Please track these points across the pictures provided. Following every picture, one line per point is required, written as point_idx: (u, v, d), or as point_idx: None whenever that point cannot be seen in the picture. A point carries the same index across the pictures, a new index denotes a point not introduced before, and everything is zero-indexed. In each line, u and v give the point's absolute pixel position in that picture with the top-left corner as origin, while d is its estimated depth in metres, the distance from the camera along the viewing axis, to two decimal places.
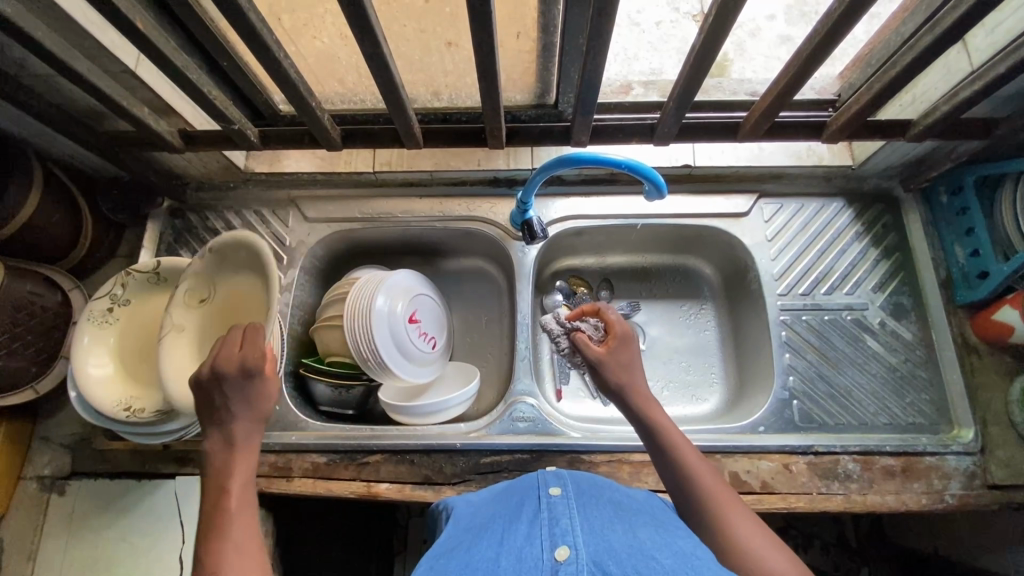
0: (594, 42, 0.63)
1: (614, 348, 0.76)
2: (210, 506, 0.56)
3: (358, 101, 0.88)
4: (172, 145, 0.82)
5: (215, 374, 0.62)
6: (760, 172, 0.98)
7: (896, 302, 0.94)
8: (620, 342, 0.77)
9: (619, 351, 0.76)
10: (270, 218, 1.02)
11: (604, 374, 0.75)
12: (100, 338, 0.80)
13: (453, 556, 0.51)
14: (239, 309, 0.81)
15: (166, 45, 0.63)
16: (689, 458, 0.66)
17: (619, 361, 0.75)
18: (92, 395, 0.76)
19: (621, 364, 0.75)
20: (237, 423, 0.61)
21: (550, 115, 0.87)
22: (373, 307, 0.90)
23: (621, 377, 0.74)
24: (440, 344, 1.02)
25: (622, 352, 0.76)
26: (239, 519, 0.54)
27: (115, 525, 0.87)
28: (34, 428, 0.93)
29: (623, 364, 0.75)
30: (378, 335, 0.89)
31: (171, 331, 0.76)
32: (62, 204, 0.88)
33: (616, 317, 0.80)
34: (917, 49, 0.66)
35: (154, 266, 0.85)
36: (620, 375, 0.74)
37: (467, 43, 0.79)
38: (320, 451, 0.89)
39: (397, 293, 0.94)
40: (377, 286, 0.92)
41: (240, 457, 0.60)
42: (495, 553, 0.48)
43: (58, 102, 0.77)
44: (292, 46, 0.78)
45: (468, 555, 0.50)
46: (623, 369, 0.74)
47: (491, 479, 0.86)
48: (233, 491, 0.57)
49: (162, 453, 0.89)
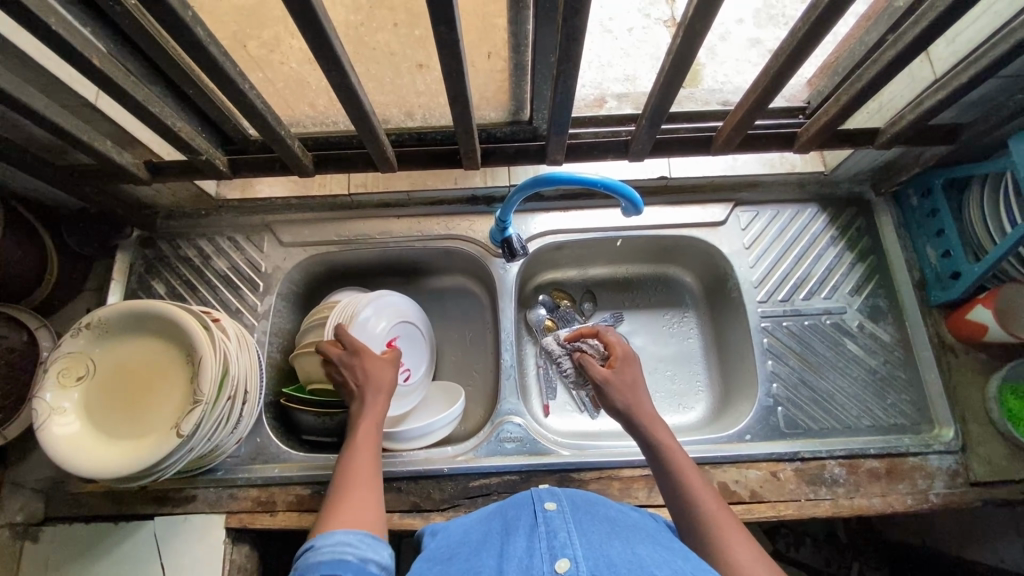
0: (565, 63, 0.63)
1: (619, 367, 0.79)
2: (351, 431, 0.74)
3: (330, 124, 0.87)
4: (138, 176, 0.80)
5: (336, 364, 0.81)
6: (735, 181, 0.99)
7: (872, 304, 0.96)
8: (624, 361, 0.80)
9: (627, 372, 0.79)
10: (245, 244, 1.00)
11: (611, 391, 0.76)
12: (59, 404, 0.73)
13: (451, 566, 0.52)
14: (126, 374, 0.77)
15: (127, 81, 0.62)
16: (686, 472, 0.67)
17: (623, 380, 0.77)
18: (65, 464, 0.70)
19: (625, 384, 0.77)
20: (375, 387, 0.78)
21: (526, 132, 0.86)
22: (355, 318, 0.89)
23: (626, 397, 0.75)
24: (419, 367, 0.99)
25: (626, 371, 0.78)
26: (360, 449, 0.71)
27: (93, 569, 0.84)
28: (4, 473, 0.89)
29: (631, 383, 0.77)
30: None
31: (52, 416, 0.72)
32: (23, 241, 0.85)
33: (616, 338, 0.84)
34: (880, 62, 0.67)
35: (92, 317, 0.76)
36: (626, 395, 0.76)
37: (439, 65, 0.78)
38: (305, 482, 0.87)
39: (386, 312, 0.94)
40: (367, 300, 0.92)
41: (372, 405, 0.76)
42: (497, 562, 0.50)
43: (16, 138, 0.74)
44: (260, 73, 0.77)
45: (467, 565, 0.51)
46: (628, 387, 0.77)
47: (481, 503, 0.85)
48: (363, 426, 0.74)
49: (140, 493, 0.87)
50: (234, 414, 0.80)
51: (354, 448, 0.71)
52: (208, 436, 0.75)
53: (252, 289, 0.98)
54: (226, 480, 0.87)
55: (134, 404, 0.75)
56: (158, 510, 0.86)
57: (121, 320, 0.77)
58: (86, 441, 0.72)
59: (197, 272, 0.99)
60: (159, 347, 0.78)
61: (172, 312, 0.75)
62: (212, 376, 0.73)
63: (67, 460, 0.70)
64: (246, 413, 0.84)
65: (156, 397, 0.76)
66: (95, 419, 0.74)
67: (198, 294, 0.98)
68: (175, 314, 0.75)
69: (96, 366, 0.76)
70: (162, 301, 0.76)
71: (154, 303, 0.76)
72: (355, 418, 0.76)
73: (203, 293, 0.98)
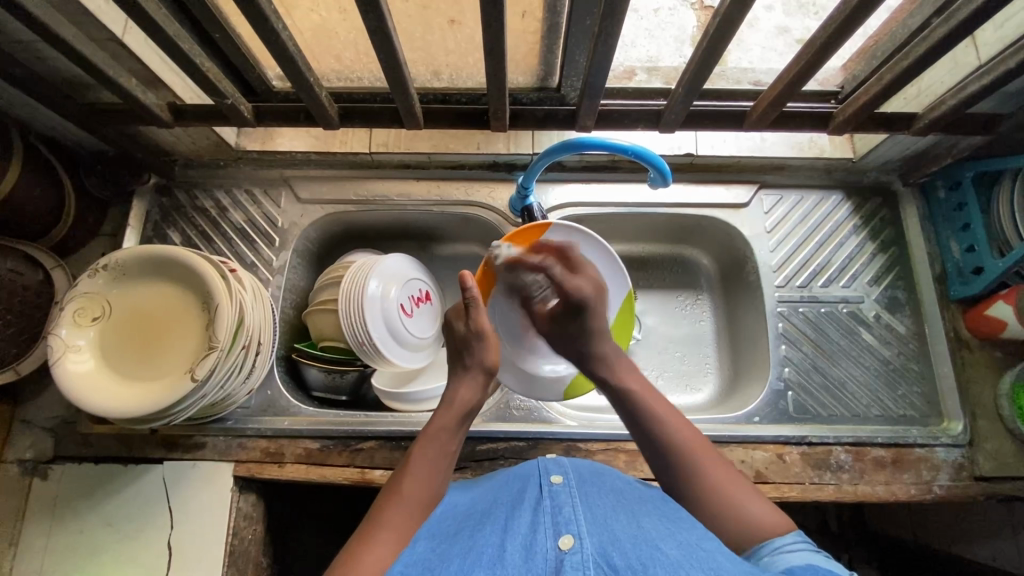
0: (606, 24, 0.61)
1: (561, 321, 0.76)
2: (450, 414, 0.65)
3: (356, 79, 0.85)
4: (161, 119, 0.79)
5: (472, 333, 0.69)
6: (761, 163, 0.97)
7: (891, 296, 0.95)
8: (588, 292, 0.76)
9: (598, 308, 0.75)
10: (262, 198, 0.99)
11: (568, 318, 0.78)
12: (73, 343, 0.73)
13: (454, 541, 0.52)
14: (143, 318, 0.76)
15: (157, 12, 0.60)
16: (661, 415, 0.67)
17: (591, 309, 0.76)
18: (79, 400, 0.70)
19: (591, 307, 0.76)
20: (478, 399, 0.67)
21: (554, 99, 0.85)
22: (385, 258, 0.93)
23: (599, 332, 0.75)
24: (411, 319, 0.94)
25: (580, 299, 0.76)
26: (447, 438, 0.63)
27: (101, 510, 0.85)
28: (14, 411, 0.90)
29: (571, 334, 0.75)
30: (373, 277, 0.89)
31: (65, 353, 0.72)
32: (43, 179, 0.85)
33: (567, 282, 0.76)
34: (928, 41, 0.66)
35: (113, 258, 0.76)
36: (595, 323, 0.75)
37: (470, 21, 0.77)
38: (313, 437, 0.88)
39: (411, 283, 0.96)
40: (403, 259, 0.96)
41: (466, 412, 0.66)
42: (499, 539, 0.50)
43: (41, 71, 0.73)
44: (288, 19, 0.75)
45: (471, 540, 0.52)
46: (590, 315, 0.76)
47: (487, 466, 0.86)
48: (459, 423, 0.65)
49: (150, 438, 0.87)
50: (247, 364, 0.80)
51: (433, 437, 0.63)
52: (221, 383, 0.75)
53: (268, 244, 0.97)
54: (235, 430, 0.87)
55: (149, 348, 0.75)
56: (168, 456, 0.87)
57: (141, 264, 0.77)
58: (100, 381, 0.72)
59: (213, 223, 0.98)
60: (176, 294, 0.78)
61: (193, 259, 0.75)
62: (228, 325, 0.73)
63: (82, 397, 0.70)
64: (259, 365, 0.84)
65: (172, 341, 0.75)
66: (110, 360, 0.74)
67: (213, 245, 0.97)
68: (197, 262, 0.74)
69: (113, 307, 0.76)
70: (185, 248, 0.76)
71: (174, 248, 0.75)
72: (449, 402, 0.66)
73: (219, 244, 0.97)
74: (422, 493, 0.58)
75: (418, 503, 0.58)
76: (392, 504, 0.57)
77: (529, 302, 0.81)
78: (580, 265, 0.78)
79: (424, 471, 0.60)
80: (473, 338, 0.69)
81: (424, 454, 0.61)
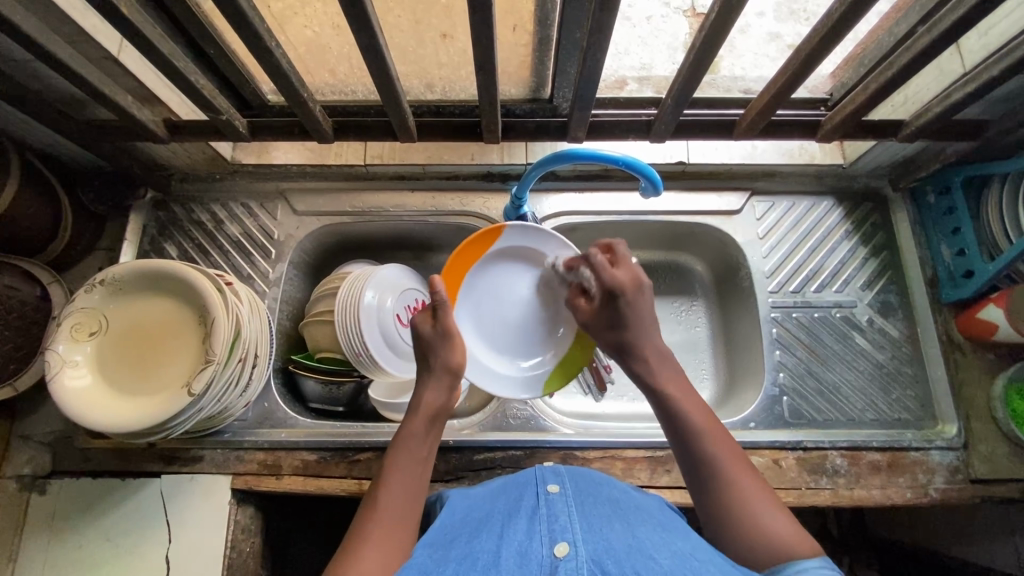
0: (595, 37, 0.62)
1: (601, 312, 0.72)
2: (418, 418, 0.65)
3: (350, 92, 0.86)
4: (157, 134, 0.80)
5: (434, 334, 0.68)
6: (753, 170, 0.98)
7: (883, 300, 0.96)
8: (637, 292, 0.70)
9: (638, 299, 0.71)
10: (258, 211, 1.00)
11: (619, 310, 0.70)
12: (68, 359, 0.73)
13: (451, 547, 0.53)
14: (138, 334, 0.77)
15: (151, 31, 0.61)
16: (702, 430, 0.64)
17: (638, 316, 0.70)
18: (74, 415, 0.71)
19: (638, 318, 0.70)
20: (451, 399, 0.68)
21: (545, 110, 0.86)
22: (386, 268, 0.94)
23: (639, 319, 0.70)
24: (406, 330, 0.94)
25: (641, 304, 0.70)
26: (417, 445, 0.63)
27: (99, 524, 0.85)
28: (11, 427, 0.90)
29: (611, 323, 0.71)
30: (371, 285, 0.90)
31: (60, 368, 0.72)
32: (40, 195, 0.85)
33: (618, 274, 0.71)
34: (913, 50, 0.67)
35: (106, 274, 0.76)
36: (636, 327, 0.70)
37: (462, 36, 0.78)
38: (311, 448, 0.88)
39: (408, 296, 0.97)
40: (403, 271, 0.98)
41: (437, 417, 0.66)
42: (495, 545, 0.51)
43: (37, 88, 0.74)
44: (281, 35, 0.76)
45: (467, 546, 0.52)
46: (641, 324, 0.70)
47: (484, 476, 0.86)
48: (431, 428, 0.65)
49: (148, 452, 0.87)
50: (244, 376, 0.81)
51: (404, 445, 0.63)
52: (218, 396, 0.76)
53: (265, 256, 0.98)
54: (233, 443, 0.88)
55: (145, 362, 0.75)
56: (165, 469, 0.87)
57: (134, 280, 0.77)
58: (94, 396, 0.72)
59: (210, 236, 0.99)
60: (171, 309, 0.78)
61: (190, 276, 0.75)
62: (224, 338, 0.74)
63: (77, 412, 0.71)
64: (256, 377, 0.84)
65: (168, 355, 0.76)
66: (107, 375, 0.74)
67: (209, 258, 0.98)
68: (192, 278, 0.75)
69: (110, 322, 0.76)
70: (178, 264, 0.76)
71: (169, 263, 0.76)
72: (416, 406, 0.66)
73: (215, 257, 0.98)
74: (399, 502, 0.59)
75: (400, 513, 0.58)
76: (372, 518, 0.57)
77: (572, 301, 0.77)
78: (621, 257, 0.73)
79: (397, 479, 0.60)
80: (440, 339, 0.68)
81: (397, 464, 0.62)
